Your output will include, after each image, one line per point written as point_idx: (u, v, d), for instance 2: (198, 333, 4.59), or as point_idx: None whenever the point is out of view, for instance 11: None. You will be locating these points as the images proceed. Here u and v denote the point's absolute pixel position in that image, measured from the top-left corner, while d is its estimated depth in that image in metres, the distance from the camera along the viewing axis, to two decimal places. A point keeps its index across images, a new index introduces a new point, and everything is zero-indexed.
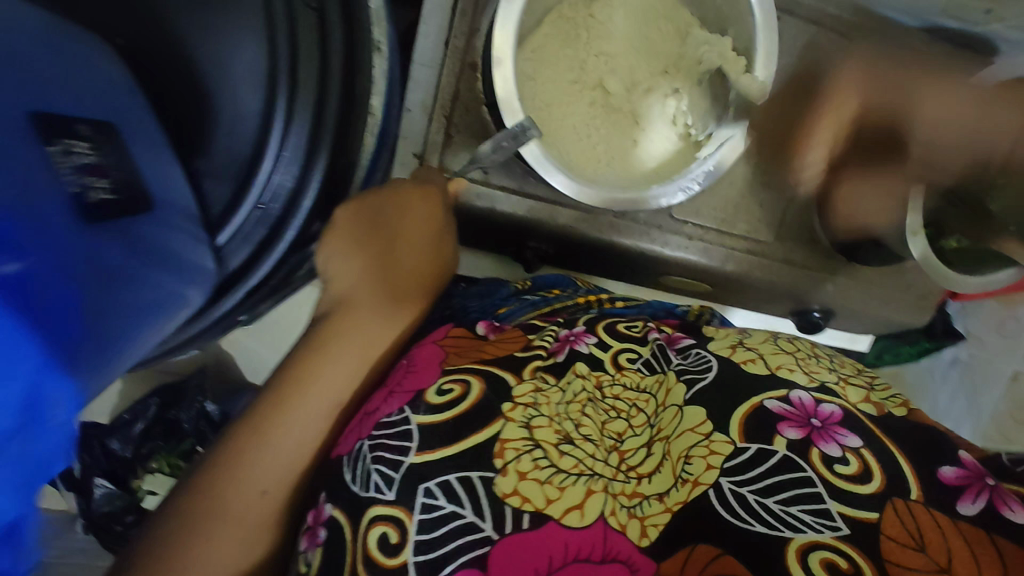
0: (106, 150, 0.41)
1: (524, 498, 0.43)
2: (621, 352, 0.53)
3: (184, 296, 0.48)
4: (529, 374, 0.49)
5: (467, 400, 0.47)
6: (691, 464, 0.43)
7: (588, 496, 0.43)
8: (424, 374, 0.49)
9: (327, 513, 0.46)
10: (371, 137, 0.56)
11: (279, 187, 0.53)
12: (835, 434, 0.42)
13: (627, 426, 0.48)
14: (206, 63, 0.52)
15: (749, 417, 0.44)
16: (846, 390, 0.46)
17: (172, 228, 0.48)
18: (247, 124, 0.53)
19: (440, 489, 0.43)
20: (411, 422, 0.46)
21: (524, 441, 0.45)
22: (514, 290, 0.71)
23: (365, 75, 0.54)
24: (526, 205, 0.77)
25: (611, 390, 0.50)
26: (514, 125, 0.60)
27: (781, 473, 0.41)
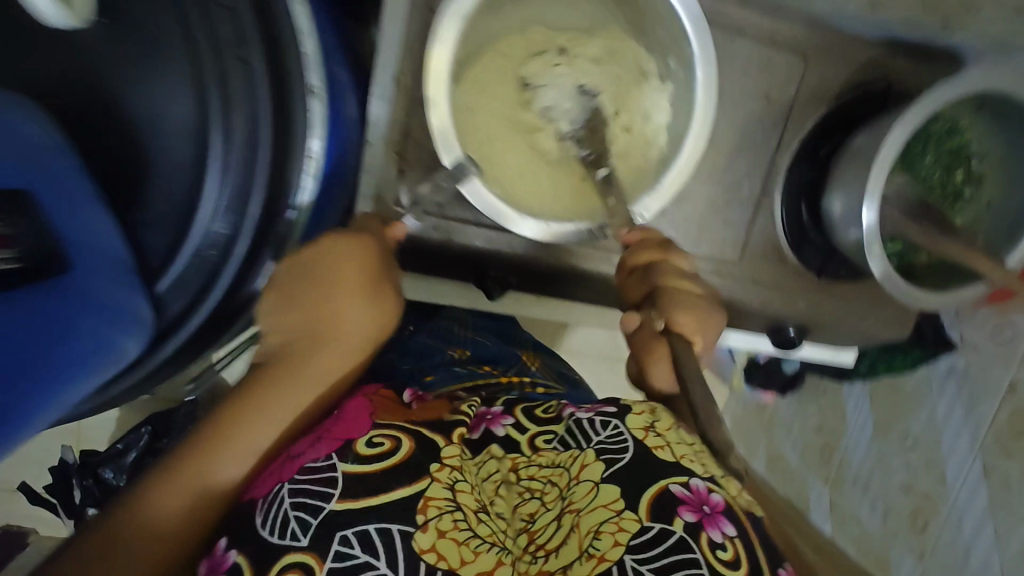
0: (18, 222, 0.45)
1: (440, 556, 0.45)
2: (538, 435, 0.57)
3: (123, 345, 0.50)
4: (456, 438, 0.54)
5: (395, 456, 0.50)
6: (599, 540, 0.45)
7: (498, 565, 0.45)
8: (356, 425, 0.53)
9: (231, 559, 0.46)
10: (309, 180, 0.56)
11: (216, 236, 0.54)
12: (721, 522, 0.45)
13: (540, 506, 0.51)
14: (140, 115, 0.53)
15: (657, 498, 0.47)
16: (736, 492, 0.47)
17: (109, 279, 0.50)
18: (182, 174, 0.54)
19: (357, 537, 0.45)
20: (337, 469, 0.49)
21: (445, 502, 0.48)
22: (449, 358, 0.80)
23: (296, 119, 0.54)
24: (483, 236, 0.77)
25: (526, 471, 0.54)
26: (452, 163, 0.61)
27: (673, 554, 0.44)
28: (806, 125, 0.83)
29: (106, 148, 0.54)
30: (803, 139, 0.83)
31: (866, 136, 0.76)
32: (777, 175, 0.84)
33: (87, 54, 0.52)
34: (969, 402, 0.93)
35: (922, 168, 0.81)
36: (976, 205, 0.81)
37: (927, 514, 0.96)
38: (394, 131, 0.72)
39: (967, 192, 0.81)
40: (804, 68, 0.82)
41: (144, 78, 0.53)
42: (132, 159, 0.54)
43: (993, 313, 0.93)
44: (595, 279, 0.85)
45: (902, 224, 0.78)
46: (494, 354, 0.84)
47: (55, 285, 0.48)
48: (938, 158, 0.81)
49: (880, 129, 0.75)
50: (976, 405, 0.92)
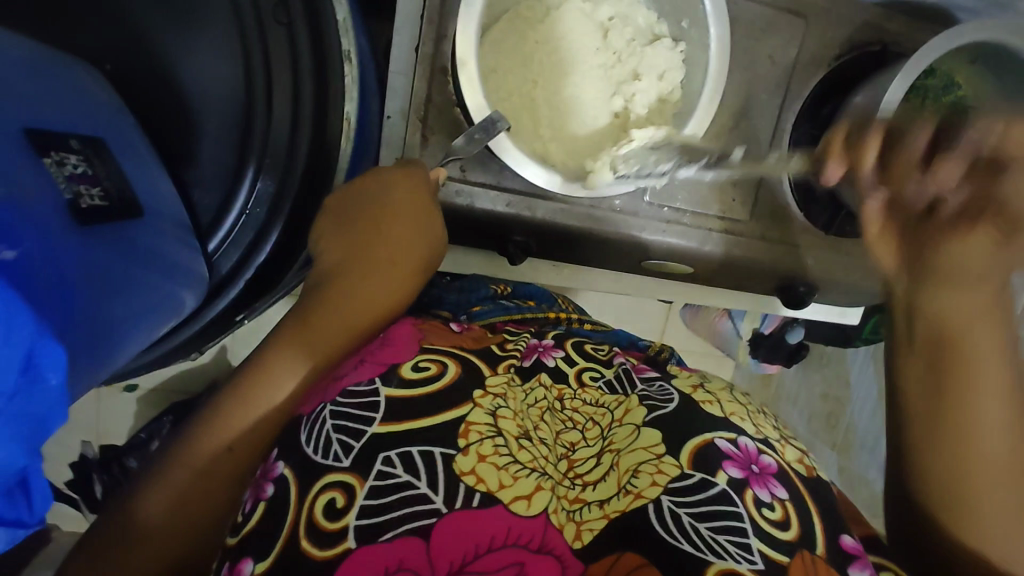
0: (97, 164, 0.46)
1: (479, 479, 0.50)
2: (586, 370, 0.64)
3: (178, 298, 0.53)
4: (503, 369, 0.60)
5: (444, 379, 0.56)
6: (637, 479, 0.54)
7: (536, 490, 0.51)
8: (403, 348, 0.59)
9: (279, 470, 0.52)
10: (346, 141, 0.59)
11: (263, 193, 0.58)
12: (769, 483, 0.55)
13: (581, 437, 0.58)
14: (188, 78, 0.57)
15: (700, 449, 0.56)
16: (786, 450, 0.60)
17: (163, 233, 0.52)
18: (230, 134, 0.58)
19: (399, 459, 0.51)
20: (380, 394, 0.54)
21: (487, 428, 0.53)
22: (492, 292, 0.86)
23: (336, 84, 0.57)
24: (504, 200, 0.81)
25: (571, 403, 0.61)
26: (484, 120, 0.65)
27: (716, 505, 0.53)
28: (808, 87, 0.87)
29: (152, 113, 0.57)
30: (808, 98, 0.86)
31: (865, 93, 0.79)
32: (783, 134, 0.88)
33: (133, 17, 0.55)
34: None
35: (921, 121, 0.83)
36: None
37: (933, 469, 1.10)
38: (416, 98, 0.75)
39: None
40: (804, 30, 0.85)
41: (191, 43, 0.56)
42: (178, 121, 0.57)
43: None
44: (612, 243, 0.89)
45: None
46: (533, 293, 0.91)
47: (121, 229, 0.47)
48: None
49: (880, 85, 0.78)
50: None
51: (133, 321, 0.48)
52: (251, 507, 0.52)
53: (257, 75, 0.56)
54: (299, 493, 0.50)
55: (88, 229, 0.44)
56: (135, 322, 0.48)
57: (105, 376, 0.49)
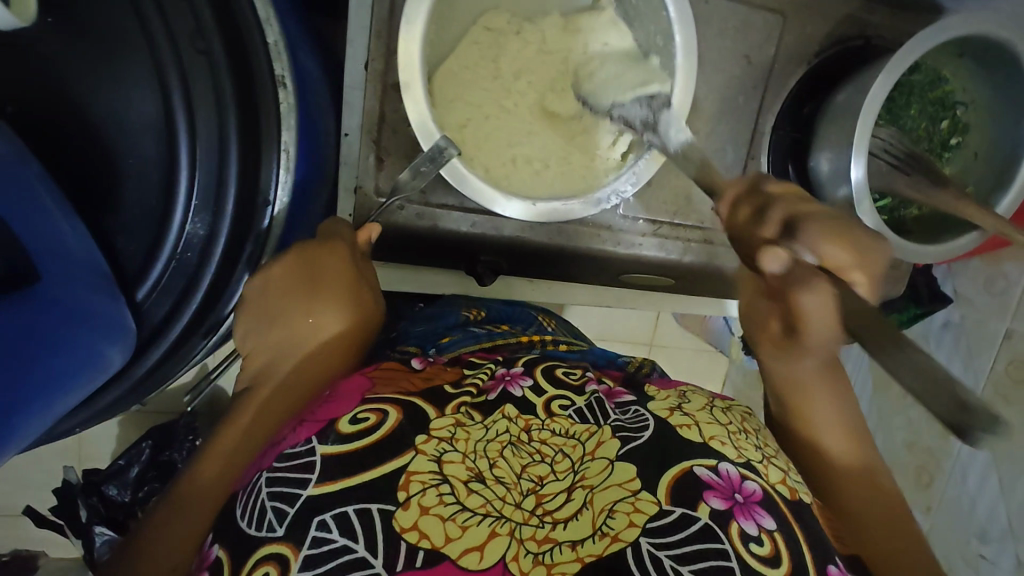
0: None
1: (422, 534, 0.45)
2: (554, 399, 0.55)
3: (103, 355, 0.50)
4: (450, 409, 0.53)
5: (382, 429, 0.50)
6: (613, 519, 0.47)
7: (489, 539, 0.45)
8: (342, 403, 0.54)
9: (213, 554, 0.49)
10: (286, 171, 0.55)
11: (192, 237, 0.57)
12: (755, 513, 0.48)
13: (550, 470, 0.50)
14: (102, 120, 0.55)
15: (678, 480, 0.49)
16: (767, 471, 0.52)
17: (87, 288, 0.53)
18: (154, 174, 0.57)
19: (335, 522, 0.46)
20: (315, 453, 0.49)
21: (430, 475, 0.47)
22: (463, 320, 0.77)
23: (270, 114, 0.54)
24: (469, 220, 0.77)
25: (539, 435, 0.52)
26: (431, 148, 0.62)
27: (698, 543, 0.46)
28: (787, 86, 0.82)
29: (73, 161, 0.56)
30: (786, 99, 0.82)
31: (847, 92, 0.75)
32: (763, 137, 0.83)
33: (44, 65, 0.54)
34: (966, 357, 1.03)
35: (906, 120, 0.80)
36: (963, 154, 0.81)
37: (931, 470, 1.05)
38: (368, 117, 0.70)
39: (953, 141, 0.81)
40: (781, 28, 0.80)
41: (108, 81, 0.55)
42: (95, 168, 0.57)
43: (983, 267, 1.02)
44: (588, 259, 0.85)
45: (891, 175, 0.77)
46: (506, 315, 0.82)
47: (25, 300, 0.51)
48: (922, 109, 0.81)
49: (861, 84, 0.73)
50: (971, 359, 1.03)
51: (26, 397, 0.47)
52: None
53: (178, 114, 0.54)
54: (232, 569, 0.47)
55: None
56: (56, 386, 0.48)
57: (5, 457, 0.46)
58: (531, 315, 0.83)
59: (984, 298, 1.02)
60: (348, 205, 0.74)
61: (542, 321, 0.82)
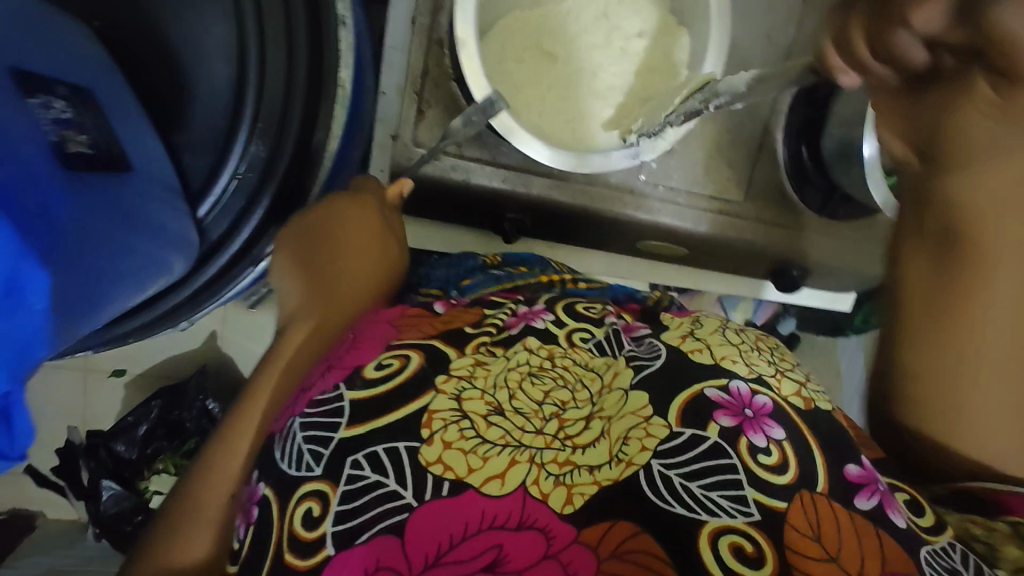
0: (83, 113, 0.50)
1: (447, 467, 0.48)
2: (576, 331, 0.59)
3: (168, 261, 0.56)
4: (472, 349, 0.56)
5: (405, 373, 0.53)
6: (628, 445, 0.49)
7: (510, 466, 0.48)
8: (368, 350, 0.57)
9: (260, 492, 0.53)
10: (340, 107, 0.61)
11: (255, 158, 0.61)
12: (763, 426, 0.49)
13: (571, 397, 0.54)
14: (179, 42, 0.62)
15: (690, 403, 0.50)
16: (781, 384, 0.53)
17: (152, 194, 0.56)
18: (221, 95, 0.62)
19: (367, 460, 0.49)
20: (343, 399, 0.53)
21: (451, 413, 0.51)
22: (481, 263, 0.80)
23: (332, 51, 0.60)
24: (499, 175, 0.80)
25: (562, 361, 0.56)
26: (482, 99, 0.64)
27: (707, 458, 0.47)
28: None
29: (150, 82, 0.62)
30: None
31: None
32: (779, 116, 0.87)
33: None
34: None
35: None
36: None
37: None
38: (413, 71, 0.74)
39: None
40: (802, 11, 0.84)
41: (186, 8, 0.61)
42: (169, 93, 0.63)
43: None
44: (607, 223, 0.88)
45: None
46: (523, 259, 0.84)
47: (106, 178, 0.52)
48: None
49: None
50: None
51: (113, 279, 0.51)
52: (245, 532, 0.53)
53: (251, 44, 0.59)
54: (279, 511, 0.50)
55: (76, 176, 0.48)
56: (119, 281, 0.52)
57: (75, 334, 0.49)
58: (545, 259, 0.86)
59: None
60: (383, 159, 0.79)
61: (559, 265, 0.84)
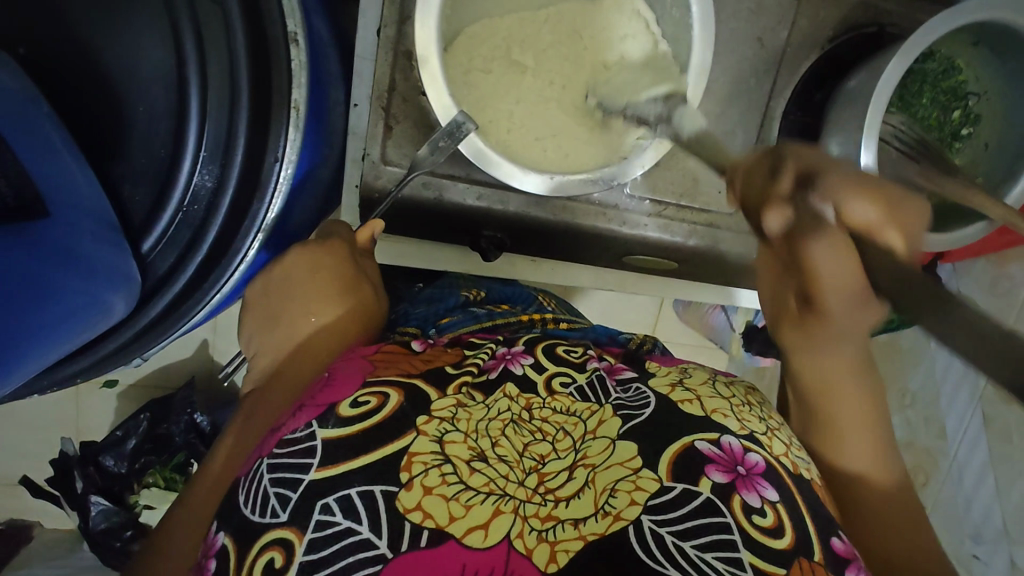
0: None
1: (426, 515, 0.44)
2: (554, 376, 0.54)
3: (109, 304, 0.52)
4: (453, 390, 0.52)
5: (382, 412, 0.50)
6: (615, 498, 0.46)
7: (494, 516, 0.44)
8: (343, 388, 0.52)
9: (219, 542, 0.48)
10: (295, 130, 0.55)
11: (200, 188, 0.60)
12: (757, 485, 0.47)
13: (551, 449, 0.49)
14: (114, 70, 0.59)
15: (681, 456, 0.48)
16: (771, 443, 0.51)
17: (80, 230, 0.55)
18: (161, 126, 0.61)
19: (339, 505, 0.45)
20: (316, 438, 0.48)
21: (433, 457, 0.47)
22: (463, 300, 0.78)
23: (281, 69, 0.55)
24: (474, 192, 0.77)
25: (540, 413, 0.51)
26: (448, 123, 0.62)
27: (702, 517, 0.45)
28: (799, 72, 0.81)
29: (90, 110, 0.60)
30: (798, 83, 0.81)
31: (859, 78, 0.74)
32: (774, 121, 0.82)
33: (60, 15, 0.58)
34: None
35: (918, 108, 0.79)
36: (974, 145, 0.80)
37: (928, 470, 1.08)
38: (379, 85, 0.70)
39: (965, 131, 0.80)
40: (796, 10, 0.79)
41: (118, 33, 0.59)
42: (107, 122, 0.61)
43: (989, 267, 1.04)
44: (591, 239, 0.84)
45: (902, 163, 0.75)
46: (507, 295, 0.83)
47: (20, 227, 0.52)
48: (933, 97, 0.79)
49: (875, 68, 0.72)
50: None
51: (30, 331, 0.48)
52: None
53: (189, 71, 0.58)
54: (238, 559, 0.46)
55: None
56: (41, 331, 0.49)
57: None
58: (533, 297, 0.84)
59: (988, 296, 1.03)
60: (355, 174, 0.75)
61: (544, 303, 0.83)
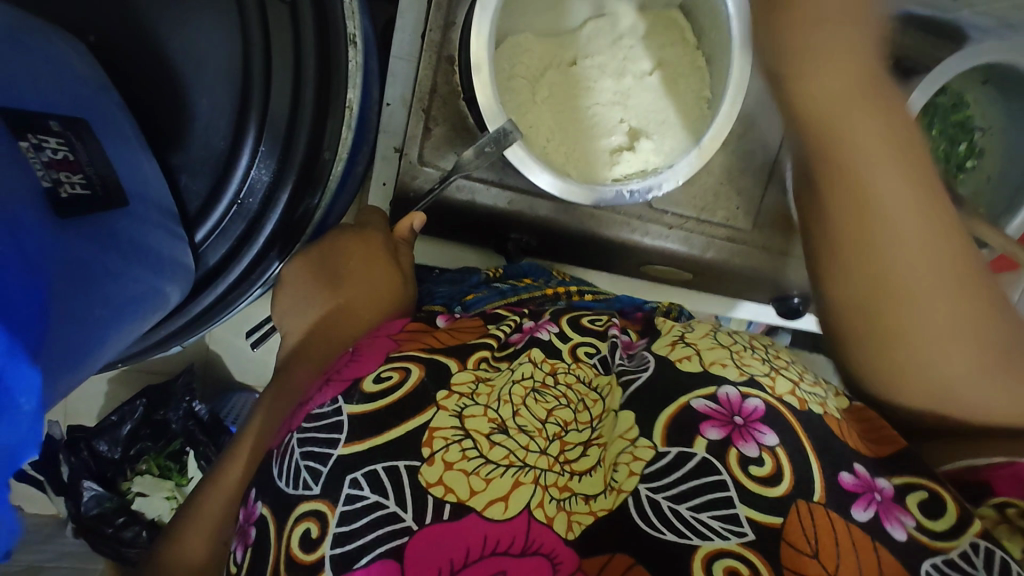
0: (78, 148, 0.48)
1: (448, 489, 0.44)
2: (580, 345, 0.53)
3: (164, 291, 0.55)
4: (472, 364, 0.51)
5: (405, 387, 0.48)
6: (618, 472, 0.44)
7: (514, 488, 0.44)
8: (367, 363, 0.51)
9: (258, 511, 0.49)
10: (348, 129, 0.60)
11: (257, 182, 0.61)
12: (755, 433, 0.44)
13: (572, 418, 0.48)
14: (178, 56, 0.60)
15: (676, 418, 0.45)
16: (774, 383, 0.46)
17: (149, 222, 0.55)
18: (222, 119, 0.62)
19: (366, 479, 0.45)
20: (342, 413, 0.48)
21: (453, 432, 0.46)
22: (484, 278, 0.79)
23: (342, 71, 0.58)
24: (505, 197, 0.78)
25: (564, 378, 0.50)
26: (495, 130, 0.63)
27: (697, 478, 0.42)
28: None
29: (147, 92, 0.61)
30: None
31: None
32: None
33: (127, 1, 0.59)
34: None
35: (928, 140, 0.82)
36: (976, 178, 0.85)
37: None
38: (421, 87, 0.71)
39: (970, 163, 0.84)
40: None
41: (179, 21, 0.60)
42: (165, 106, 0.62)
43: None
44: (613, 247, 0.86)
45: None
46: (529, 271, 0.82)
47: (103, 217, 0.50)
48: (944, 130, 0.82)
49: None
50: None
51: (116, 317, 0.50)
52: (242, 555, 0.49)
53: (255, 63, 0.58)
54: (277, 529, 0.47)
55: (72, 221, 0.46)
56: (118, 319, 0.50)
57: (87, 372, 0.50)
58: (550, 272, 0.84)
59: None
60: (387, 171, 0.78)
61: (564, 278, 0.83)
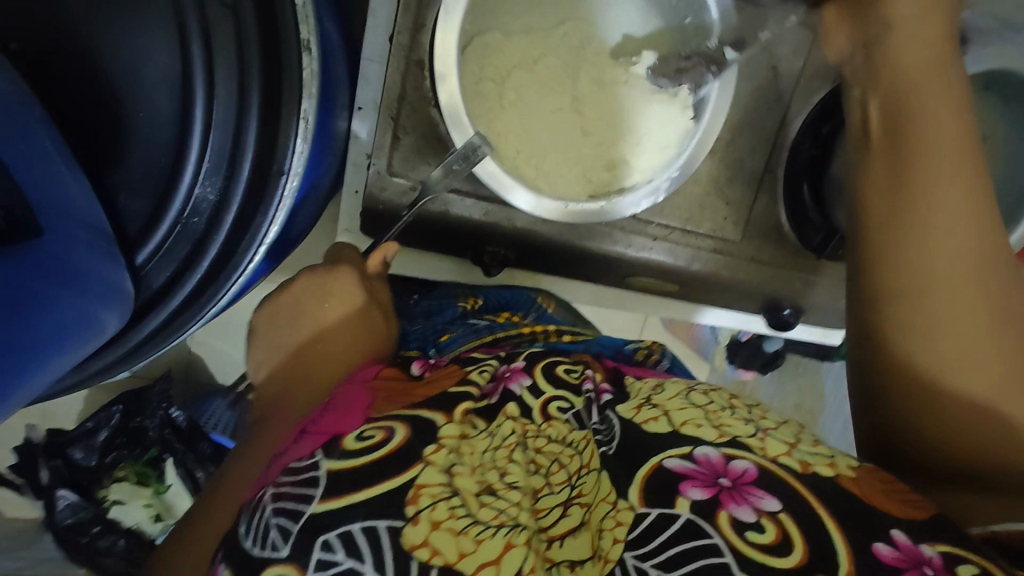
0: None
1: (434, 551, 0.38)
2: (553, 400, 0.49)
3: (99, 318, 0.52)
4: (459, 416, 0.46)
5: (389, 446, 0.42)
6: (602, 539, 0.43)
7: (506, 552, 0.39)
8: (350, 418, 0.46)
9: (217, 574, 0.41)
10: (303, 140, 0.55)
11: (202, 201, 0.59)
12: (748, 496, 0.42)
13: (546, 483, 0.44)
14: (116, 70, 0.60)
15: (650, 479, 0.44)
16: (759, 447, 0.45)
17: (79, 246, 0.53)
18: (165, 130, 0.62)
19: (340, 540, 0.38)
20: (320, 468, 0.41)
21: (441, 489, 0.40)
22: (462, 312, 0.79)
23: (292, 79, 0.54)
24: (481, 208, 0.74)
25: (535, 442, 0.46)
26: (463, 144, 0.60)
27: (682, 543, 0.41)
28: (812, 100, 0.80)
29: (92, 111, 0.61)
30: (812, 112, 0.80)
31: None
32: (782, 152, 0.82)
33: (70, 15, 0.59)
34: None
35: None
36: None
37: None
38: (388, 93, 0.67)
39: None
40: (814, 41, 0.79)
41: (128, 38, 0.60)
42: (110, 125, 0.61)
43: None
44: (595, 259, 0.83)
45: None
46: (508, 301, 0.82)
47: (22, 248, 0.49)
48: None
49: None
50: None
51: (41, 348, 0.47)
52: None
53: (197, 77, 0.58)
54: None
55: None
56: (44, 348, 0.47)
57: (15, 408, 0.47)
58: (533, 302, 0.83)
59: None
60: (358, 179, 0.74)
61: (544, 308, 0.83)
